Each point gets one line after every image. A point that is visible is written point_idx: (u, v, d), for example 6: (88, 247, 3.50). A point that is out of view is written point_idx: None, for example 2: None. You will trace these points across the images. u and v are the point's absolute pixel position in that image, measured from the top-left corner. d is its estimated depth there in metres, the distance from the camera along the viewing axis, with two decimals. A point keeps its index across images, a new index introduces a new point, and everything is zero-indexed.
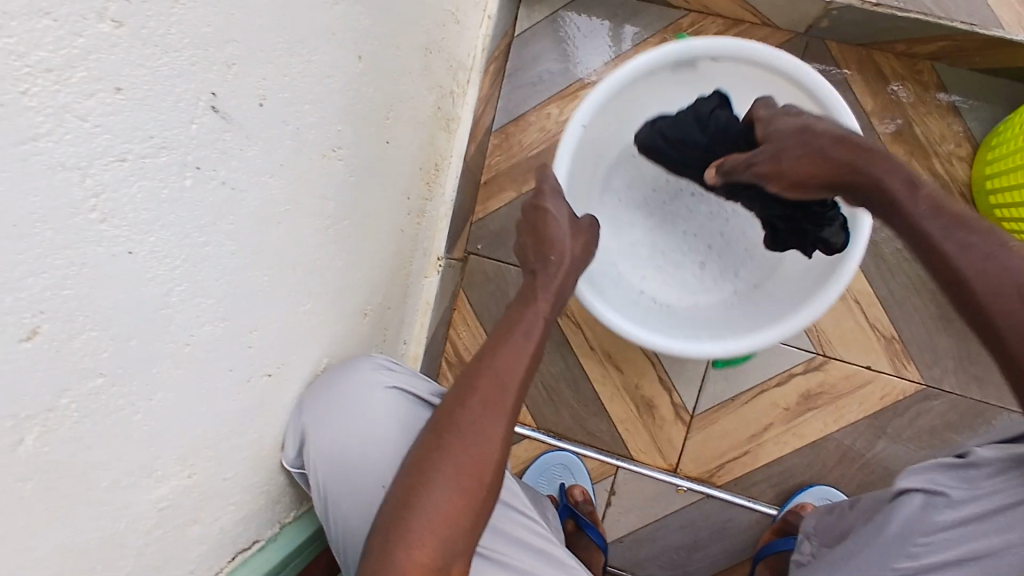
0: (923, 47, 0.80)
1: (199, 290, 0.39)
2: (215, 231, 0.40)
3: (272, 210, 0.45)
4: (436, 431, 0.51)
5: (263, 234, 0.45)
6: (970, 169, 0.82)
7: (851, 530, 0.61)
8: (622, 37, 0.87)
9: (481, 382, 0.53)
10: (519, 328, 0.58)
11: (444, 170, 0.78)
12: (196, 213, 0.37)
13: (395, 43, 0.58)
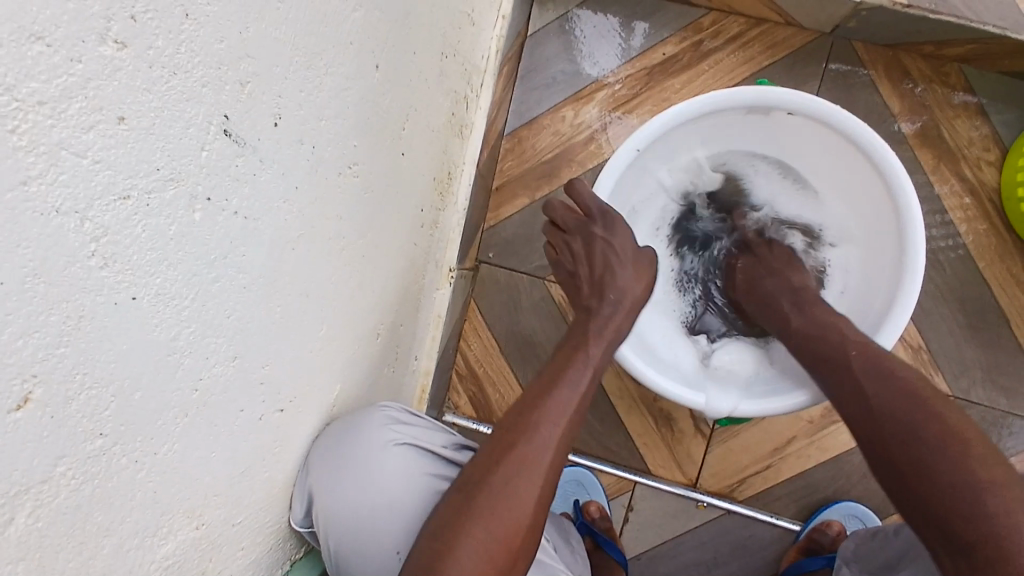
0: (951, 49, 0.77)
1: (208, 330, 0.36)
2: (225, 265, 0.37)
3: (285, 237, 0.42)
4: (468, 488, 0.49)
5: (276, 263, 0.42)
6: (998, 173, 0.79)
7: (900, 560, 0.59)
8: (633, 33, 0.84)
9: (519, 436, 0.51)
10: (564, 378, 0.56)
11: (457, 178, 0.74)
12: (205, 248, 0.34)
13: (411, 51, 0.54)
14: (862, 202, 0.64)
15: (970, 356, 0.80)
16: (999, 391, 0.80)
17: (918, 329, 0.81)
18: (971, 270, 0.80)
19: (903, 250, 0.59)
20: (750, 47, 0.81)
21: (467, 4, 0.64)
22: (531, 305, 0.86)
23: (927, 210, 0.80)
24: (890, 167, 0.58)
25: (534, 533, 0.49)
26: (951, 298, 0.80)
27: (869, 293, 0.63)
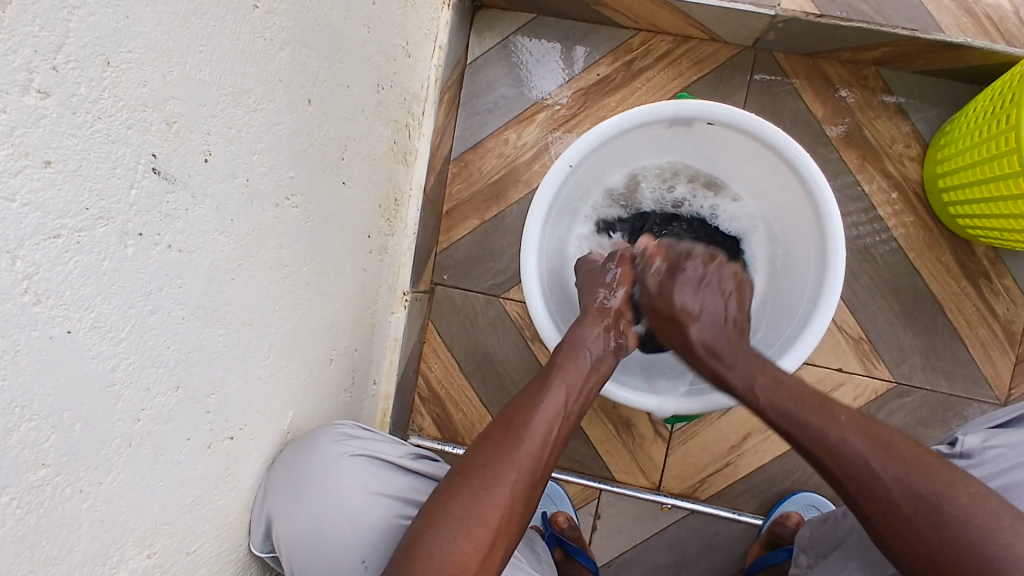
0: (865, 54, 0.81)
1: (148, 361, 0.37)
2: (164, 297, 0.38)
3: (224, 268, 0.44)
4: (458, 473, 0.51)
5: (215, 294, 0.43)
6: (920, 168, 0.84)
7: (845, 539, 0.62)
8: (574, 59, 0.87)
9: (511, 426, 0.53)
10: (564, 371, 0.57)
11: (404, 205, 0.76)
12: (140, 282, 0.36)
13: (345, 85, 0.57)
14: (789, 208, 0.67)
15: (908, 342, 0.84)
16: (938, 374, 0.84)
17: (857, 320, 0.85)
18: (903, 260, 0.84)
19: (825, 262, 0.61)
20: (679, 63, 0.86)
21: (400, 37, 0.67)
22: (488, 322, 0.88)
23: (856, 207, 0.84)
24: (811, 174, 0.61)
25: (516, 529, 0.50)
26: (886, 289, 0.84)
27: (790, 309, 0.66)
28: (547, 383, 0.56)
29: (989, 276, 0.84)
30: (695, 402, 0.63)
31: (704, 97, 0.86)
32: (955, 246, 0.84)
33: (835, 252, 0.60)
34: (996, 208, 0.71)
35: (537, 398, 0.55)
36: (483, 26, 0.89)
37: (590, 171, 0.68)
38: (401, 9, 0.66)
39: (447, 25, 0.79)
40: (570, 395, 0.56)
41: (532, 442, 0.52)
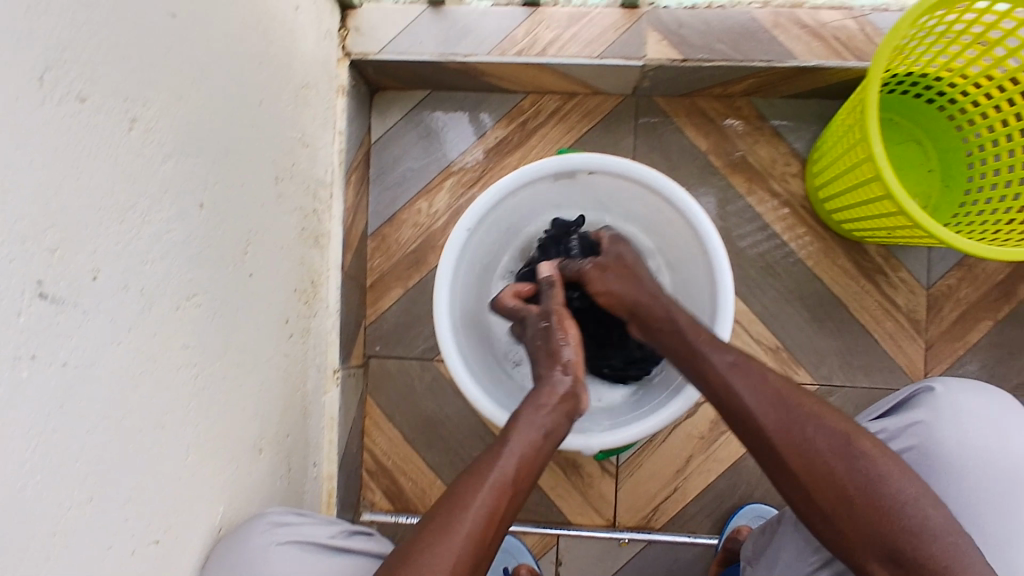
0: (734, 88, 0.88)
1: (57, 478, 0.39)
2: (66, 414, 0.40)
3: (128, 376, 0.45)
4: (401, 557, 0.49)
5: (122, 402, 0.45)
6: (803, 183, 0.90)
7: (783, 547, 0.64)
8: (482, 125, 0.92)
9: (460, 502, 0.51)
10: (516, 444, 0.56)
11: (322, 286, 0.79)
12: (41, 402, 0.37)
13: (239, 184, 0.59)
14: (680, 246, 0.72)
15: (822, 345, 0.89)
16: (855, 370, 0.89)
17: (771, 331, 0.89)
18: (803, 269, 0.90)
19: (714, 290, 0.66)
20: (569, 118, 0.92)
21: (295, 130, 0.71)
22: (425, 386, 0.90)
23: (750, 227, 0.90)
24: (693, 213, 0.65)
25: None
26: (792, 298, 0.89)
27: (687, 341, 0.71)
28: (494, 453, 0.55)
29: (885, 272, 0.89)
30: (618, 436, 0.66)
31: (597, 145, 0.92)
32: (848, 248, 0.90)
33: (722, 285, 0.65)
34: (866, 211, 0.76)
35: (484, 467, 0.54)
36: (383, 106, 0.93)
37: (494, 227, 0.72)
38: (291, 105, 0.69)
39: (343, 111, 0.82)
40: (521, 469, 0.55)
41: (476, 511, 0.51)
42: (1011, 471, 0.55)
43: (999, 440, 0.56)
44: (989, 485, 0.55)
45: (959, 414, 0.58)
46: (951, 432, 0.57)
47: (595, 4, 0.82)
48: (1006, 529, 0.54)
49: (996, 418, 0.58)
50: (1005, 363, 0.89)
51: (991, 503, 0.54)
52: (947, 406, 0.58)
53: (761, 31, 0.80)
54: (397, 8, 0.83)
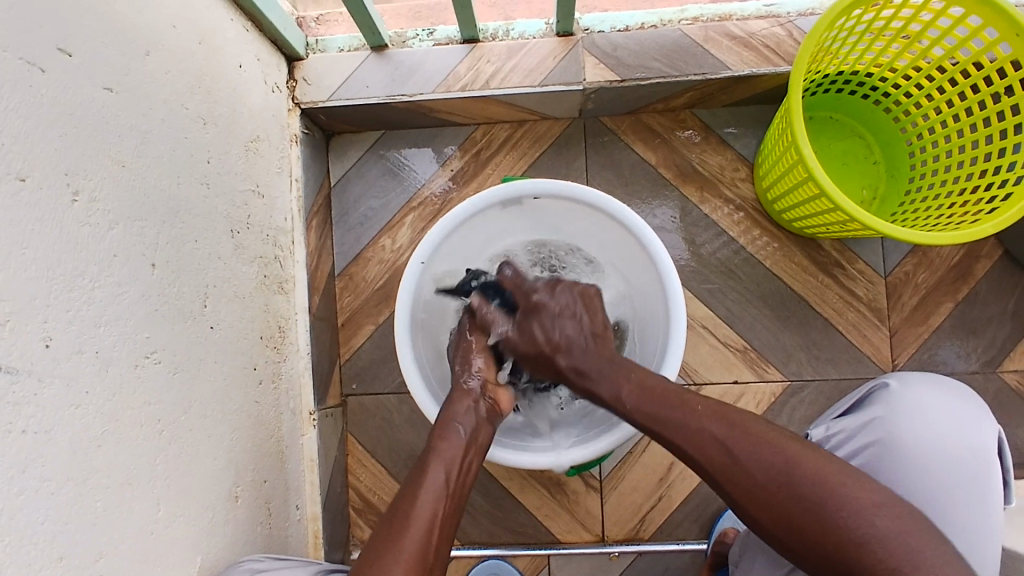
0: (675, 102, 0.91)
1: (27, 540, 0.40)
2: (29, 477, 0.40)
3: (91, 435, 0.46)
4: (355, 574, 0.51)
5: (86, 461, 0.46)
6: (752, 187, 0.92)
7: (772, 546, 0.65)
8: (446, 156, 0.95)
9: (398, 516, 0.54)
10: (443, 455, 0.59)
11: (291, 330, 0.81)
12: (4, 467, 0.38)
13: (193, 240, 0.62)
14: (633, 266, 0.73)
15: (789, 341, 0.91)
16: (824, 363, 0.90)
17: (737, 333, 0.91)
18: (761, 269, 0.92)
19: (666, 302, 0.68)
20: (520, 145, 0.94)
21: (248, 182, 0.73)
22: (403, 419, 0.92)
23: (706, 234, 0.92)
24: (641, 235, 0.68)
25: None
26: (754, 299, 0.91)
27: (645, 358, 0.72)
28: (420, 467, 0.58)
29: (842, 264, 0.92)
30: (585, 452, 0.67)
31: (550, 168, 0.94)
32: (803, 245, 0.92)
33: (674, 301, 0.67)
34: (810, 210, 0.78)
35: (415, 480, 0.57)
36: (340, 150, 0.96)
37: (451, 255, 0.73)
38: (242, 158, 0.72)
39: (299, 158, 0.85)
40: (451, 472, 0.58)
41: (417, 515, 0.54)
42: (966, 461, 0.57)
43: (951, 432, 0.58)
44: (948, 476, 0.56)
45: (914, 409, 0.59)
46: (908, 428, 0.58)
47: (531, 34, 0.86)
48: (967, 520, 0.56)
49: (948, 408, 0.59)
50: (969, 341, 0.91)
51: (951, 494, 0.56)
52: (901, 401, 0.59)
53: (692, 46, 0.84)
54: (341, 55, 0.87)
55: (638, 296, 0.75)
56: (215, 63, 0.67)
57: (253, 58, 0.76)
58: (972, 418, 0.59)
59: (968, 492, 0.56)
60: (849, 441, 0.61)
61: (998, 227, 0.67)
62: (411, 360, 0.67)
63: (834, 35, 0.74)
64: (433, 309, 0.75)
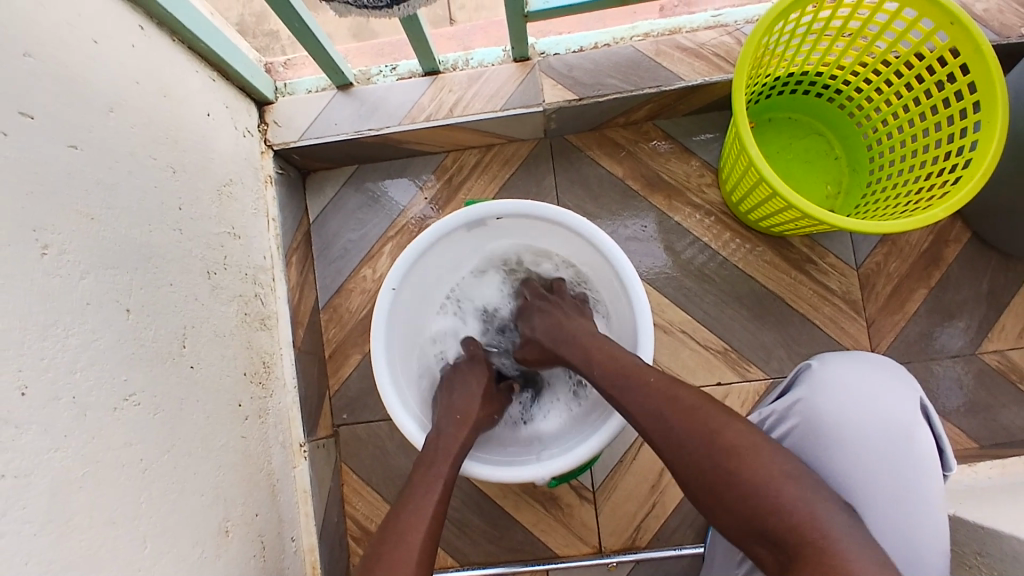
0: (635, 115, 0.93)
1: None
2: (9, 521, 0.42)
3: (70, 479, 0.48)
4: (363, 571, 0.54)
5: (65, 506, 0.47)
6: (718, 191, 0.94)
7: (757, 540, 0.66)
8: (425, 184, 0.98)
9: (403, 518, 0.58)
10: (438, 463, 0.63)
11: (276, 366, 0.83)
12: None
13: (167, 283, 0.64)
14: (591, 266, 0.75)
15: (767, 339, 0.92)
16: (805, 358, 0.92)
17: (716, 335, 0.93)
18: (735, 270, 0.93)
19: (633, 311, 0.69)
20: (490, 169, 0.97)
21: (223, 224, 0.76)
22: (395, 445, 0.93)
23: (677, 240, 0.94)
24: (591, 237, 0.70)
25: None
26: (730, 300, 0.93)
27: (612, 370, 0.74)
28: (412, 490, 0.61)
29: (813, 259, 0.93)
30: (566, 459, 0.68)
31: (521, 188, 0.97)
32: (774, 244, 0.93)
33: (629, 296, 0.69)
34: (770, 209, 0.80)
35: (409, 499, 0.60)
36: (316, 187, 0.99)
37: (422, 278, 0.76)
38: (215, 203, 0.75)
39: (274, 198, 0.88)
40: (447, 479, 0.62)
41: (419, 528, 0.57)
42: (892, 425, 0.59)
43: (876, 400, 0.60)
44: (876, 443, 0.59)
45: (835, 384, 0.61)
46: (832, 404, 0.60)
47: (490, 62, 0.89)
48: (893, 482, 0.58)
49: (866, 378, 0.61)
50: (946, 326, 0.91)
51: (884, 459, 0.58)
52: (821, 379, 0.62)
53: (645, 60, 0.87)
54: (310, 96, 0.90)
55: (604, 292, 0.77)
56: (181, 115, 0.70)
57: (221, 106, 0.79)
58: (892, 384, 0.61)
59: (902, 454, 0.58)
60: (782, 423, 0.63)
61: (948, 210, 0.68)
62: (393, 397, 0.69)
63: (775, 39, 0.76)
64: (408, 334, 0.76)
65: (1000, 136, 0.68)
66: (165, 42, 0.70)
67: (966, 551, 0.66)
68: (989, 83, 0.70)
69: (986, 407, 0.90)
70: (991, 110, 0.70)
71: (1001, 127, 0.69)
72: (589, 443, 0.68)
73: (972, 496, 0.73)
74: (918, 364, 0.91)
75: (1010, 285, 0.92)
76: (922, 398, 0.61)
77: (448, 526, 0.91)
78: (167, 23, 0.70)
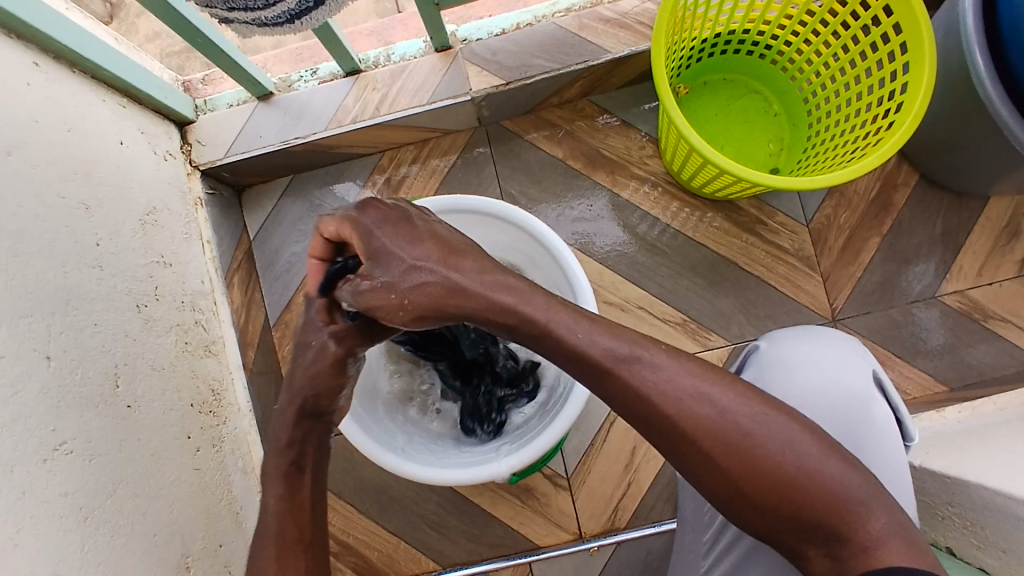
0: (569, 94, 0.91)
1: None
2: None
3: (4, 540, 0.46)
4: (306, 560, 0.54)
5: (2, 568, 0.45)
6: (661, 161, 0.93)
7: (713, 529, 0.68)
8: (373, 182, 0.95)
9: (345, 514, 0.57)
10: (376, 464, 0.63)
11: (227, 392, 0.81)
12: None
13: (91, 323, 0.61)
14: (508, 234, 0.75)
15: (726, 304, 0.91)
16: (764, 321, 0.91)
17: (674, 307, 0.92)
18: (687, 240, 0.92)
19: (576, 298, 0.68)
20: (429, 163, 0.95)
21: (151, 254, 0.73)
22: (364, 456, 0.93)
23: (625, 215, 0.93)
24: (487, 202, 0.69)
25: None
26: (683, 271, 0.92)
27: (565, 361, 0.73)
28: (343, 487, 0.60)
29: (763, 220, 0.92)
30: (527, 451, 0.66)
31: (462, 181, 0.95)
32: (722, 209, 0.92)
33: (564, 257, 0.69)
34: (712, 176, 0.79)
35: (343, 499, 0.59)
36: (254, 202, 0.96)
37: None
38: (139, 233, 0.72)
39: (206, 220, 0.85)
40: None
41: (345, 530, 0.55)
42: (837, 396, 0.60)
43: (828, 381, 0.61)
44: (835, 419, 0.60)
45: (781, 365, 0.62)
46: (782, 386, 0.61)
47: (412, 55, 0.86)
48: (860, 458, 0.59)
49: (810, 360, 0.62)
50: (902, 272, 0.91)
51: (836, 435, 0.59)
52: (774, 363, 0.63)
53: (570, 37, 0.85)
54: (231, 111, 0.87)
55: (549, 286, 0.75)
56: (91, 147, 0.68)
57: (135, 132, 0.77)
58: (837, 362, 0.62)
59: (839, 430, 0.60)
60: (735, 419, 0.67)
61: (882, 157, 0.66)
62: None
63: (693, 2, 0.74)
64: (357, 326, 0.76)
65: (929, 76, 0.66)
66: (63, 73, 0.67)
67: (936, 501, 0.66)
68: (913, 22, 0.68)
69: (951, 349, 0.89)
70: (918, 50, 0.68)
71: (929, 66, 0.67)
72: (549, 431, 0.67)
73: (939, 442, 0.73)
74: (879, 314, 0.90)
75: (962, 225, 0.91)
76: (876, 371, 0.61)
77: (426, 529, 0.90)
78: (64, 54, 0.67)
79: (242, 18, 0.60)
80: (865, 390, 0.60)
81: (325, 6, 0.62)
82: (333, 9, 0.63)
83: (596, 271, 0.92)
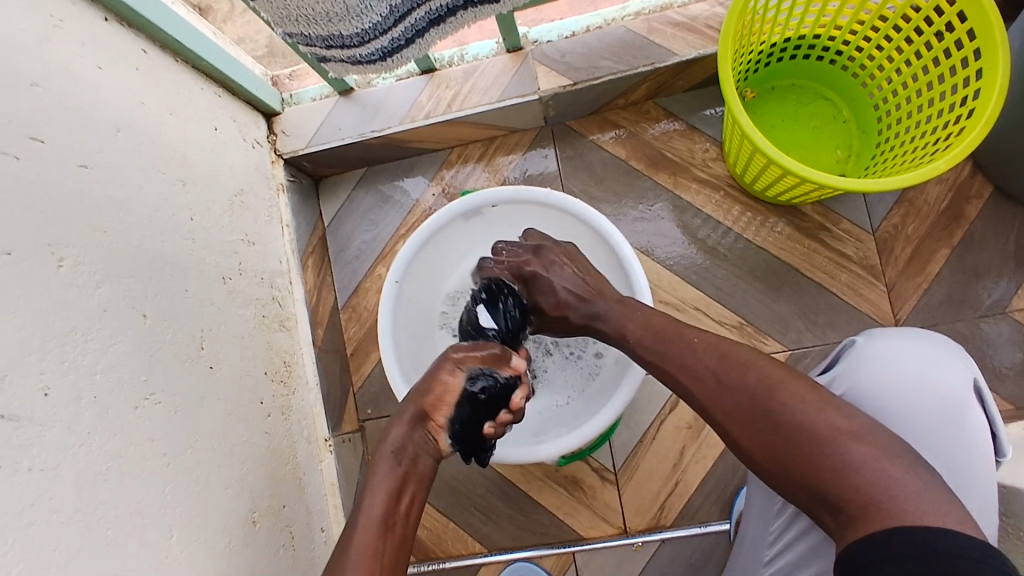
0: (635, 96, 0.94)
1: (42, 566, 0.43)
2: (44, 508, 0.45)
3: (95, 475, 0.50)
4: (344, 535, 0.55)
5: (92, 498, 0.49)
6: (724, 165, 0.94)
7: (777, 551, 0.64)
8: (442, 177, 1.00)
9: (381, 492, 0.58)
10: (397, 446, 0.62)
11: (297, 365, 0.87)
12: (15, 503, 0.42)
13: (182, 289, 0.67)
14: (567, 227, 0.79)
15: (783, 309, 0.91)
16: (823, 328, 0.90)
17: (730, 309, 0.92)
18: (748, 244, 0.92)
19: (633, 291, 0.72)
20: (495, 160, 0.99)
21: (236, 232, 0.79)
22: None
23: (684, 216, 0.94)
24: (549, 194, 0.73)
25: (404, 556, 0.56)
26: (741, 273, 0.92)
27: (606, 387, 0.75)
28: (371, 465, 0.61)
29: (826, 227, 0.92)
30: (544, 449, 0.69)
31: (526, 178, 0.98)
32: (785, 215, 0.92)
33: (531, 455, 0.68)
34: (776, 177, 0.80)
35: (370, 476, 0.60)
36: (330, 191, 1.02)
37: (432, 256, 0.79)
38: (227, 212, 0.78)
39: (287, 205, 0.91)
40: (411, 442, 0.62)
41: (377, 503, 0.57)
42: (932, 394, 0.59)
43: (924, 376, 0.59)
44: (929, 410, 0.58)
45: (882, 356, 0.61)
46: (877, 375, 0.60)
47: (484, 55, 0.90)
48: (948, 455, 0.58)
49: (906, 348, 0.61)
50: (972, 285, 0.88)
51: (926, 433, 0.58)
52: (874, 355, 0.61)
53: (638, 39, 0.87)
54: (314, 104, 0.93)
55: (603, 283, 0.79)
56: (189, 130, 0.74)
57: (228, 119, 0.83)
58: (940, 354, 0.61)
59: (933, 421, 0.58)
60: None
61: (950, 162, 0.65)
62: (392, 358, 0.73)
63: (762, 5, 0.75)
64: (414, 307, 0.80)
65: (1001, 85, 0.65)
66: (168, 62, 0.74)
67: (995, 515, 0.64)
68: (988, 27, 0.67)
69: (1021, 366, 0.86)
70: (991, 58, 0.67)
71: (1003, 73, 0.65)
72: (574, 438, 0.69)
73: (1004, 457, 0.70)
74: (945, 327, 0.88)
75: None
76: (977, 376, 0.60)
77: (473, 512, 0.93)
78: (170, 44, 0.74)
79: (338, 55, 0.69)
80: (965, 393, 0.59)
81: (414, 44, 0.69)
82: (421, 48, 0.70)
83: (653, 272, 0.93)
